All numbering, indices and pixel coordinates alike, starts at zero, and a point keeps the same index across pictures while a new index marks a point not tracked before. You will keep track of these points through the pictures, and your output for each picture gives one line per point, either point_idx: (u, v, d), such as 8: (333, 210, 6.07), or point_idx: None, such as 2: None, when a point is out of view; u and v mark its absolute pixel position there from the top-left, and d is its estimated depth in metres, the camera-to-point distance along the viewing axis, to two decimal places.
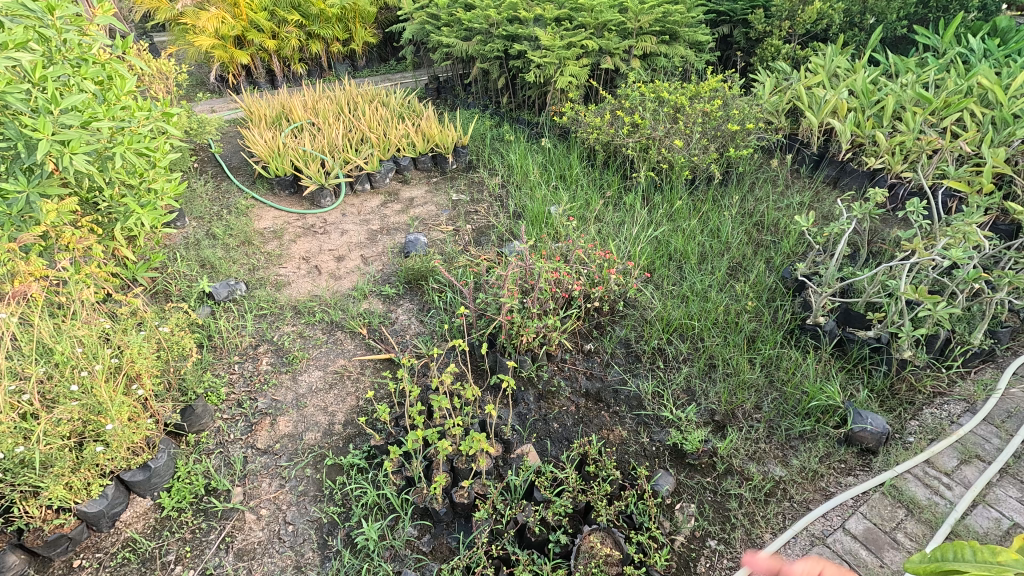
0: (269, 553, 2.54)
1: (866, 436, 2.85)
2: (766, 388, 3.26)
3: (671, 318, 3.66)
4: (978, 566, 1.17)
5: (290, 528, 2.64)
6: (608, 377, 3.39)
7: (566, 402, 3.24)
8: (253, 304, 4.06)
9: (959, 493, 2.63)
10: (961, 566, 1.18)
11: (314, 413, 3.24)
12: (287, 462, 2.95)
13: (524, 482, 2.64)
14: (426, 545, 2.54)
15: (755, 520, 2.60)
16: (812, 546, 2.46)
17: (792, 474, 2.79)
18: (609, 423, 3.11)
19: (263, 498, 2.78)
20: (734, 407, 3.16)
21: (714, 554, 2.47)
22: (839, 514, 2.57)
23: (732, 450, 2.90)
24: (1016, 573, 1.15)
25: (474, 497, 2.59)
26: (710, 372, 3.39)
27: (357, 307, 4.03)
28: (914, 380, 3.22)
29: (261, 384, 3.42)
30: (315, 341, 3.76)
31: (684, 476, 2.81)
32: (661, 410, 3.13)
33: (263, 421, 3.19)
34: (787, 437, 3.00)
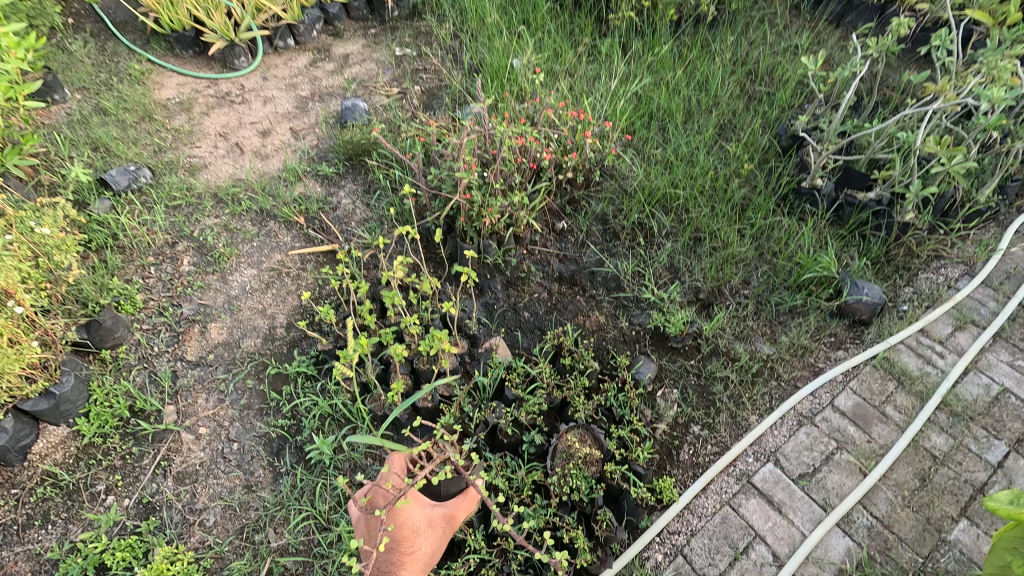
0: (214, 475, 2.28)
1: (860, 308, 2.64)
2: (755, 262, 2.98)
3: (654, 188, 3.22)
4: None
5: (236, 446, 2.36)
6: (583, 259, 3.05)
7: (537, 289, 2.92)
8: (162, 194, 3.39)
9: (951, 361, 2.49)
10: None
11: (251, 317, 2.83)
12: (224, 374, 2.59)
13: (494, 380, 2.38)
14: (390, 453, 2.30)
15: (741, 402, 2.45)
16: (800, 427, 2.31)
17: (779, 352, 2.61)
18: (585, 309, 2.83)
19: (201, 415, 2.46)
20: (720, 285, 2.90)
21: (698, 441, 2.33)
22: (827, 391, 2.42)
23: (717, 330, 2.68)
24: None
25: (439, 401, 2.33)
26: (695, 248, 3.07)
27: (290, 191, 3.43)
28: (913, 245, 2.94)
29: (184, 287, 2.95)
30: (245, 235, 3.21)
31: (667, 361, 2.60)
32: (642, 291, 2.86)
33: (191, 329, 2.78)
34: (775, 312, 2.78)
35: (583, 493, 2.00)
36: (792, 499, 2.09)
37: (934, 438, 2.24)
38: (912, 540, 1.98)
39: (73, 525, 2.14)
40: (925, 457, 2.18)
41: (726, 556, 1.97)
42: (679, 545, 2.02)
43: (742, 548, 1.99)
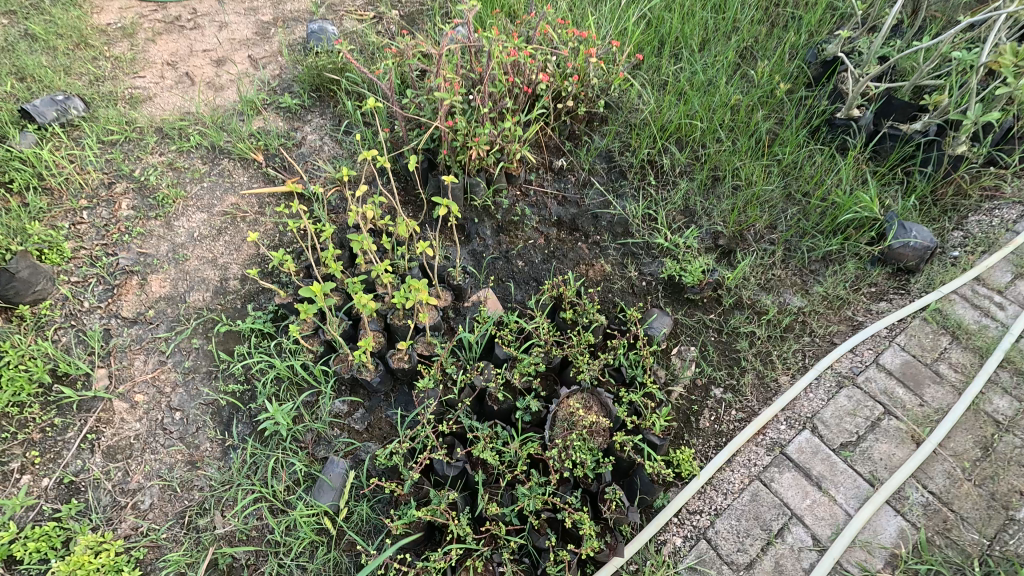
0: (151, 449, 1.92)
1: (906, 253, 2.28)
2: (783, 203, 2.59)
3: (667, 119, 2.78)
4: None
5: (178, 416, 2.00)
6: (585, 201, 2.65)
7: (533, 235, 2.53)
8: (97, 127, 2.90)
9: (1013, 313, 2.14)
10: None
11: (199, 267, 2.42)
12: (166, 333, 2.21)
13: (483, 337, 2.02)
14: (359, 423, 1.95)
15: (769, 361, 2.11)
16: (840, 388, 1.97)
17: (812, 304, 2.25)
18: (588, 257, 2.46)
19: (138, 380, 2.09)
20: (742, 229, 2.51)
21: (720, 405, 2.00)
22: (870, 348, 2.08)
23: (741, 281, 2.32)
24: None
25: (418, 361, 1.98)
26: (713, 188, 2.67)
27: (247, 125, 2.96)
28: (964, 182, 2.56)
29: (121, 234, 2.53)
30: (193, 175, 2.77)
31: (683, 315, 2.25)
32: (653, 237, 2.48)
33: (129, 281, 2.38)
34: (806, 260, 2.42)
35: (588, 468, 1.68)
36: (833, 473, 1.78)
37: (996, 401, 1.91)
38: (976, 520, 1.67)
39: None
40: (986, 423, 1.86)
41: (758, 540, 1.66)
42: (701, 527, 1.70)
43: (776, 530, 1.67)
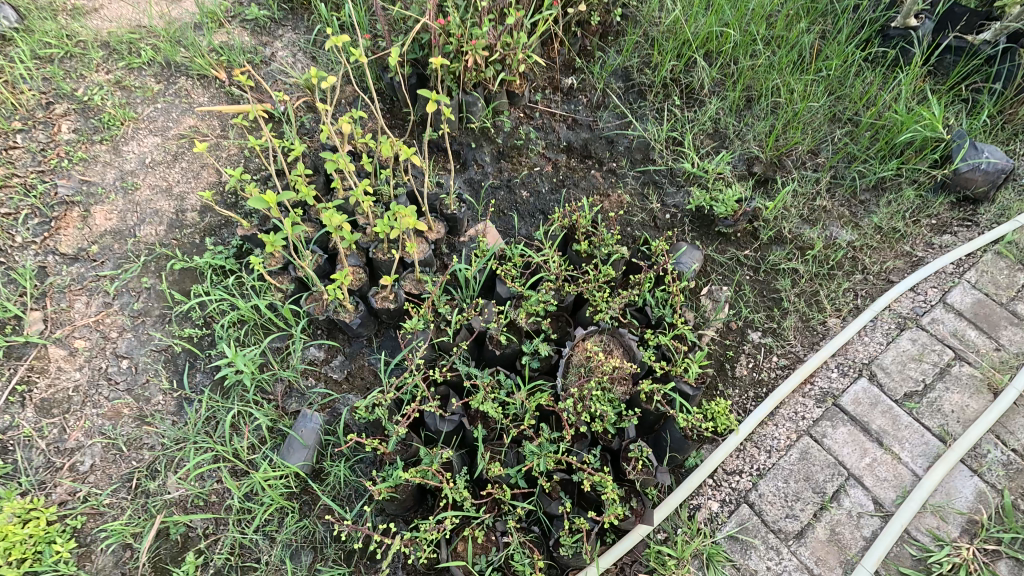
0: (92, 402, 1.63)
1: (975, 178, 1.97)
2: (827, 125, 2.24)
3: (694, 29, 2.39)
4: None
5: (124, 364, 1.70)
6: (599, 124, 2.29)
7: (539, 161, 2.19)
8: (32, 39, 2.49)
9: None
10: None
11: (151, 198, 2.09)
12: (111, 271, 1.89)
13: (482, 273, 1.72)
14: (336, 371, 1.67)
15: (815, 301, 1.81)
16: (901, 331, 1.69)
17: (864, 238, 1.94)
18: (603, 187, 2.12)
19: (79, 324, 1.78)
20: (781, 155, 2.17)
21: (759, 351, 1.71)
22: (935, 286, 1.78)
23: (781, 212, 2.00)
24: None
25: (406, 300, 1.68)
26: (747, 109, 2.32)
27: (207, 39, 2.56)
28: None
29: (60, 160, 2.17)
30: (145, 95, 2.39)
31: (713, 251, 1.93)
32: (679, 163, 2.14)
33: (69, 213, 2.04)
34: (855, 189, 2.09)
35: (609, 422, 1.40)
36: (896, 427, 1.51)
37: None
38: None
39: None
40: None
41: (810, 504, 1.40)
42: (741, 490, 1.44)
43: (831, 493, 1.41)
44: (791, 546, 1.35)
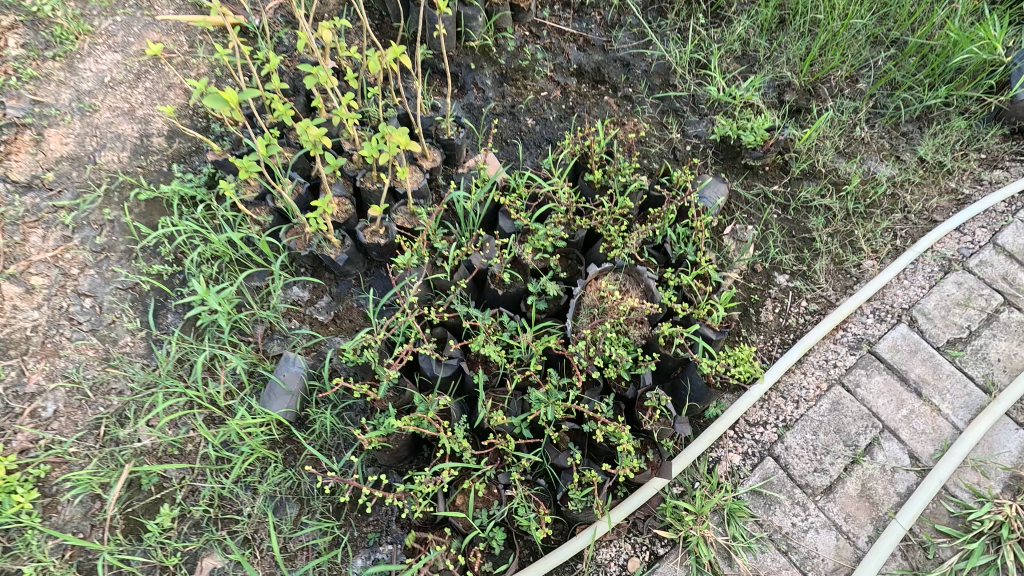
0: (53, 344, 1.48)
1: None
2: (869, 48, 2.00)
3: None
4: None
5: (87, 303, 1.54)
6: (614, 44, 2.04)
7: (546, 86, 1.96)
8: None
9: None
10: None
11: (112, 121, 1.86)
12: (70, 202, 1.70)
13: (483, 206, 1.54)
14: (321, 312, 1.51)
15: (849, 242, 1.65)
16: (945, 274, 1.53)
17: (906, 174, 1.75)
18: (617, 115, 1.91)
19: (35, 259, 1.61)
20: (816, 81, 1.95)
21: (787, 295, 1.56)
22: (984, 226, 1.61)
23: (815, 144, 1.80)
24: None
25: (398, 235, 1.50)
26: (780, 28, 2.07)
27: None
28: None
29: (6, 77, 1.93)
30: (101, 4, 2.11)
31: (739, 187, 1.74)
32: (703, 89, 1.92)
33: (20, 138, 1.82)
34: (897, 120, 1.88)
35: (624, 367, 1.26)
36: (937, 377, 1.38)
37: None
38: None
39: None
40: None
41: (840, 458, 1.29)
42: (766, 442, 1.32)
43: (864, 446, 1.30)
44: (818, 501, 1.24)
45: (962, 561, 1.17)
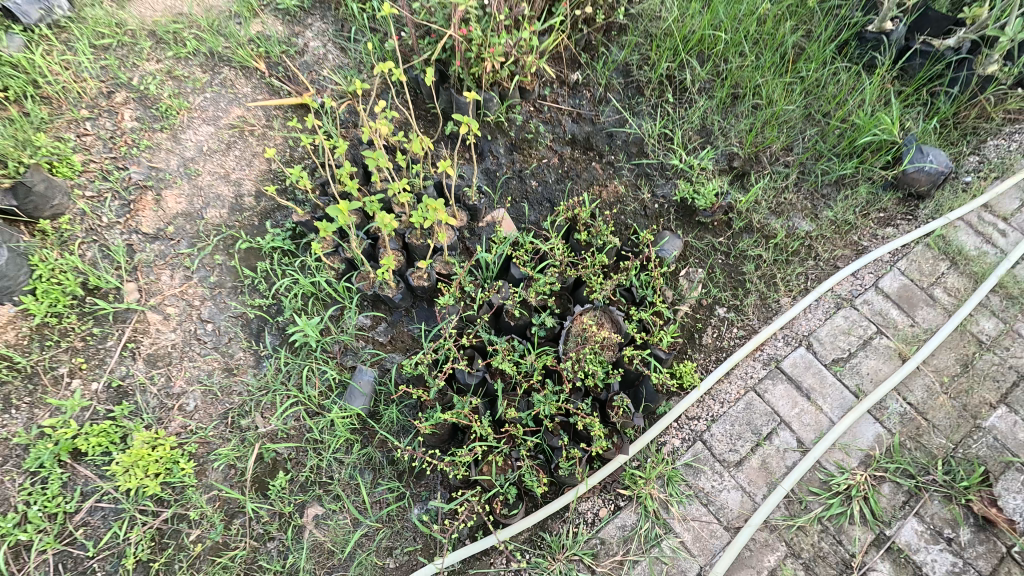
0: (189, 357, 2.05)
1: (919, 178, 2.29)
2: (802, 124, 2.54)
3: (690, 30, 2.63)
4: None
5: (210, 327, 2.10)
6: (601, 118, 2.57)
7: (547, 154, 2.48)
8: (86, 29, 2.73)
9: (1014, 240, 2.19)
10: None
11: (212, 183, 2.41)
12: (188, 250, 2.25)
13: (499, 258, 2.08)
14: (382, 335, 2.08)
15: (773, 283, 2.20)
16: (837, 309, 2.09)
17: (821, 229, 2.30)
18: (602, 178, 2.43)
19: (168, 294, 2.17)
20: (758, 152, 2.48)
21: (723, 324, 2.11)
22: (872, 272, 2.16)
23: (752, 205, 2.35)
24: None
25: (437, 280, 2.06)
26: (733, 106, 2.60)
27: (245, 29, 2.79)
28: (990, 105, 2.50)
29: (128, 147, 2.47)
30: (194, 84, 2.65)
31: (693, 239, 2.29)
32: (669, 158, 2.46)
33: (144, 197, 2.37)
34: (818, 183, 2.43)
35: (598, 378, 1.81)
36: (822, 385, 1.94)
37: (983, 322, 2.03)
38: (945, 427, 1.85)
39: (38, 409, 1.94)
40: (970, 342, 1.99)
41: (748, 442, 1.85)
42: (698, 430, 1.88)
43: (765, 434, 1.86)
44: (731, 471, 1.80)
45: (823, 510, 1.73)
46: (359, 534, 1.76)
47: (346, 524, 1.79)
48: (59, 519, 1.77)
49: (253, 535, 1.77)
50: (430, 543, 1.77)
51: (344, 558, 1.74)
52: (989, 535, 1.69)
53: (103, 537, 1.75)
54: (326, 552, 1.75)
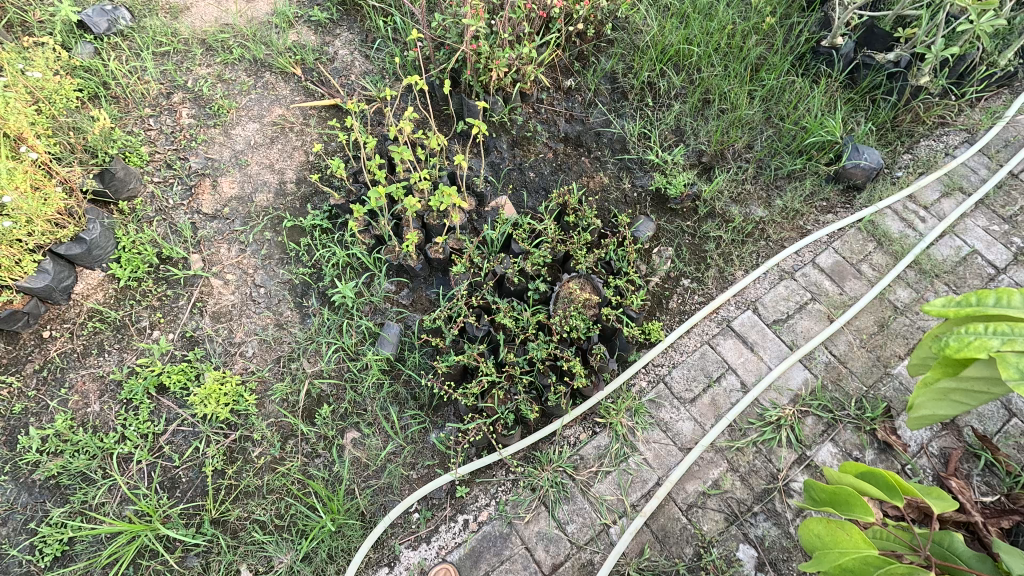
0: (246, 314, 2.49)
1: (856, 173, 2.73)
2: (761, 126, 2.97)
3: (667, 44, 3.06)
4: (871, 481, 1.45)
5: (262, 291, 2.55)
6: (590, 119, 3.00)
7: (543, 149, 2.89)
8: (146, 38, 3.14)
9: (931, 225, 2.63)
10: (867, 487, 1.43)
11: (260, 172, 2.84)
12: (242, 227, 2.69)
13: (501, 235, 2.53)
14: (405, 298, 2.53)
15: (730, 259, 2.63)
16: (780, 280, 2.55)
17: (772, 215, 2.74)
18: (590, 170, 2.85)
19: (227, 263, 2.61)
20: (724, 149, 2.91)
21: (687, 292, 2.56)
22: (811, 251, 2.62)
23: (716, 193, 2.78)
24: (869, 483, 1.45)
25: (450, 253, 2.50)
26: (704, 110, 3.03)
27: (283, 39, 3.20)
28: (921, 111, 2.94)
29: (188, 141, 2.88)
30: (241, 86, 3.08)
31: (665, 222, 2.73)
32: (647, 153, 2.88)
33: (202, 183, 2.80)
34: (774, 177, 2.86)
35: (581, 331, 2.24)
36: (764, 340, 2.39)
37: (899, 291, 2.47)
38: (861, 373, 2.30)
39: (127, 353, 2.38)
40: (887, 307, 2.44)
41: (701, 383, 2.30)
42: (662, 374, 2.34)
43: (716, 377, 2.31)
44: (687, 405, 2.26)
45: (757, 435, 2.18)
46: (388, 451, 2.20)
47: (377, 444, 2.23)
48: (150, 438, 2.21)
49: (303, 452, 2.21)
50: (445, 459, 2.20)
51: (377, 469, 2.18)
52: (889, 455, 2.14)
53: (185, 451, 2.20)
54: (362, 465, 2.19)
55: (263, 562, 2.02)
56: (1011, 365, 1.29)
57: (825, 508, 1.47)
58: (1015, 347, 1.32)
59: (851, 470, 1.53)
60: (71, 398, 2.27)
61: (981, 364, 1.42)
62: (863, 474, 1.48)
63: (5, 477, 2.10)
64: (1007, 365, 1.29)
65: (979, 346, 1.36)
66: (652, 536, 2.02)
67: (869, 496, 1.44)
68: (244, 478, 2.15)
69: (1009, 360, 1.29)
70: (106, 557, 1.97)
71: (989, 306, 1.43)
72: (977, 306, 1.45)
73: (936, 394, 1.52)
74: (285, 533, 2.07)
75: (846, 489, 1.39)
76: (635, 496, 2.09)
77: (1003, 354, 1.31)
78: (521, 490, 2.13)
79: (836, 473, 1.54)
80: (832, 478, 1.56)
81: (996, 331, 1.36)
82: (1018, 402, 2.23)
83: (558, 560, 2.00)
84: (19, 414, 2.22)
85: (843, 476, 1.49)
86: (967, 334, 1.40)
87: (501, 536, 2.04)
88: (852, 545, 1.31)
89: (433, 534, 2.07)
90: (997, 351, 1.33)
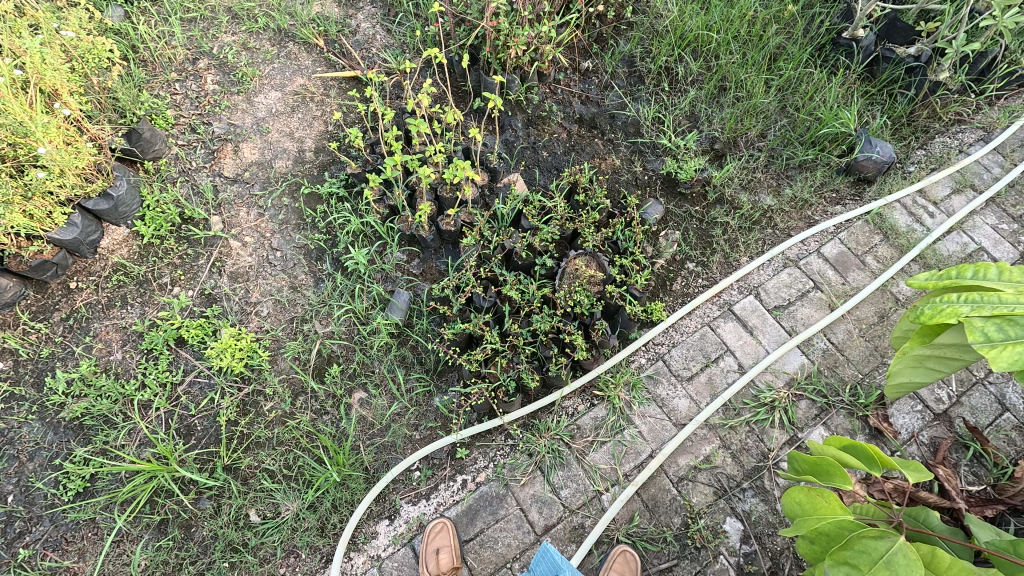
0: (262, 277, 2.58)
1: (868, 165, 2.74)
2: (776, 115, 2.98)
3: (686, 30, 3.06)
4: (854, 452, 1.46)
5: (278, 254, 2.63)
6: (605, 102, 3.03)
7: (557, 130, 2.93)
8: (175, 4, 3.21)
9: (939, 221, 2.65)
10: (850, 458, 1.44)
11: (280, 139, 2.92)
12: (261, 192, 2.77)
13: (511, 211, 2.58)
14: (415, 268, 2.62)
15: (735, 245, 2.67)
16: (784, 267, 2.59)
17: (781, 204, 2.77)
18: (602, 152, 2.89)
19: (245, 226, 2.70)
20: (737, 137, 2.94)
21: (691, 275, 2.60)
22: (817, 241, 2.65)
23: (727, 180, 2.81)
24: (850, 452, 1.47)
25: (461, 226, 2.57)
26: (719, 97, 3.04)
27: (307, 10, 3.26)
28: (938, 107, 2.93)
29: (212, 106, 2.96)
30: (265, 55, 3.14)
31: (674, 207, 2.77)
32: (660, 138, 2.91)
33: (224, 147, 2.88)
34: (785, 166, 2.88)
35: (584, 307, 2.30)
36: (763, 325, 2.44)
37: (902, 285, 2.50)
38: (857, 361, 2.35)
39: (148, 307, 2.49)
40: (888, 300, 2.47)
41: (699, 362, 2.37)
42: (661, 353, 2.41)
43: (713, 357, 2.37)
44: (683, 384, 2.32)
45: (751, 415, 2.24)
46: (393, 411, 2.30)
47: (383, 405, 2.32)
48: (168, 387, 2.32)
49: (313, 409, 2.31)
50: (447, 423, 2.29)
51: (382, 428, 2.28)
52: (879, 442, 2.19)
53: (201, 402, 2.31)
54: (368, 424, 2.29)
55: (271, 508, 2.13)
56: (977, 329, 1.32)
57: (808, 477, 1.52)
58: (982, 312, 1.34)
59: (836, 442, 1.54)
60: (95, 345, 2.39)
61: (953, 332, 1.47)
62: (846, 447, 1.50)
63: (32, 416, 2.22)
64: (974, 329, 1.32)
65: (949, 312, 1.40)
66: (642, 504, 2.10)
67: (850, 467, 1.46)
68: (256, 429, 2.26)
69: (976, 324, 1.32)
70: (125, 494, 2.09)
71: (967, 278, 1.45)
72: (956, 279, 1.47)
73: (913, 359, 1.66)
74: (292, 483, 2.17)
75: (827, 459, 1.42)
76: (628, 466, 2.17)
77: (969, 319, 1.34)
78: (518, 455, 2.21)
79: (822, 445, 1.55)
80: (818, 449, 1.58)
81: (968, 299, 1.40)
82: (1012, 397, 2.27)
83: (550, 523, 2.09)
84: (46, 358, 2.34)
85: (826, 448, 1.50)
86: (941, 303, 1.45)
87: (496, 497, 2.14)
88: (830, 511, 1.37)
89: (432, 492, 2.17)
90: (965, 316, 1.36)
